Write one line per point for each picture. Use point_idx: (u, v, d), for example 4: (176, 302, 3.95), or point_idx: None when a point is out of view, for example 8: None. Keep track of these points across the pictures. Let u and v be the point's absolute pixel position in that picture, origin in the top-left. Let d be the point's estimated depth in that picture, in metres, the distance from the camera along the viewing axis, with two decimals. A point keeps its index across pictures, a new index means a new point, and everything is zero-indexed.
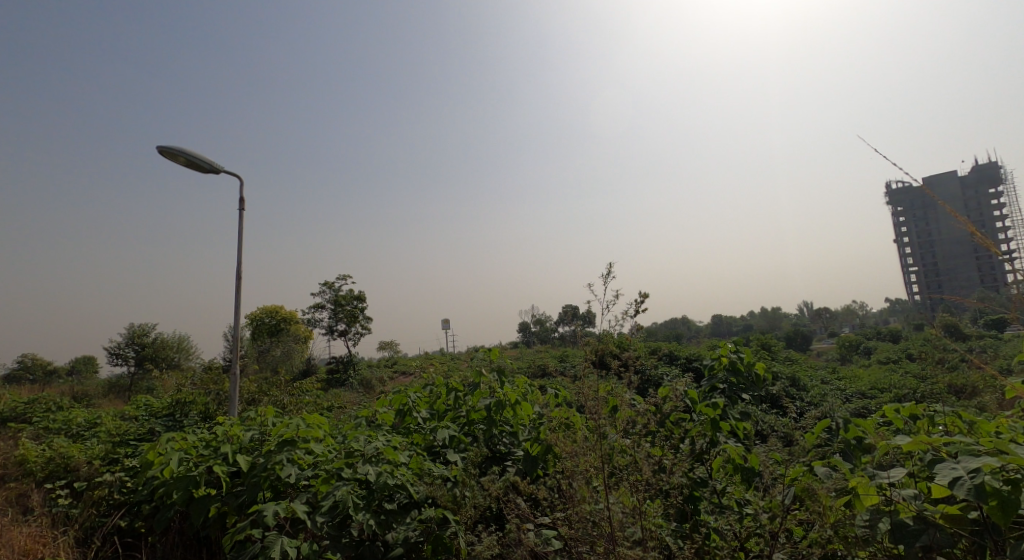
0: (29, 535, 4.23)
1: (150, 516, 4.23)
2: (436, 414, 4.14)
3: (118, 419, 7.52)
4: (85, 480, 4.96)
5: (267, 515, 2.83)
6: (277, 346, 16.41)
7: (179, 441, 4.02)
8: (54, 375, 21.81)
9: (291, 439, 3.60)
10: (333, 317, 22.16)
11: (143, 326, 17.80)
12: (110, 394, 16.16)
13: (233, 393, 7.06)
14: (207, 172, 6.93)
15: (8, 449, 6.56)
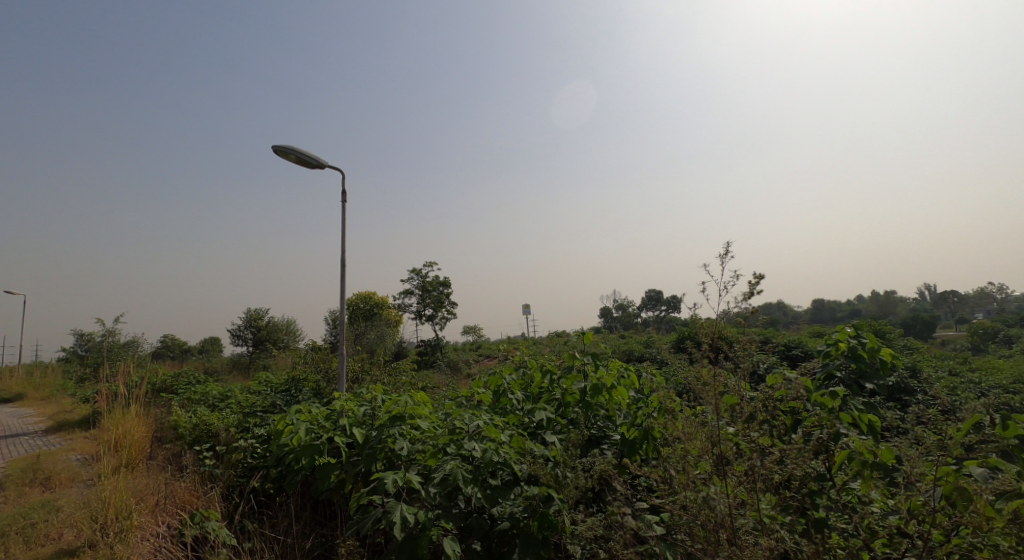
0: (187, 488, 4.86)
1: (280, 479, 4.70)
2: (531, 396, 4.21)
3: (245, 393, 8.41)
4: (224, 444, 5.61)
5: (387, 483, 3.05)
6: (372, 330, 17.45)
7: (304, 413, 4.41)
8: (187, 353, 24.84)
9: (400, 415, 3.85)
10: (422, 301, 23.12)
11: (259, 311, 19.64)
12: (234, 371, 18.11)
13: (341, 371, 7.63)
14: (313, 168, 7.45)
15: (162, 415, 7.60)
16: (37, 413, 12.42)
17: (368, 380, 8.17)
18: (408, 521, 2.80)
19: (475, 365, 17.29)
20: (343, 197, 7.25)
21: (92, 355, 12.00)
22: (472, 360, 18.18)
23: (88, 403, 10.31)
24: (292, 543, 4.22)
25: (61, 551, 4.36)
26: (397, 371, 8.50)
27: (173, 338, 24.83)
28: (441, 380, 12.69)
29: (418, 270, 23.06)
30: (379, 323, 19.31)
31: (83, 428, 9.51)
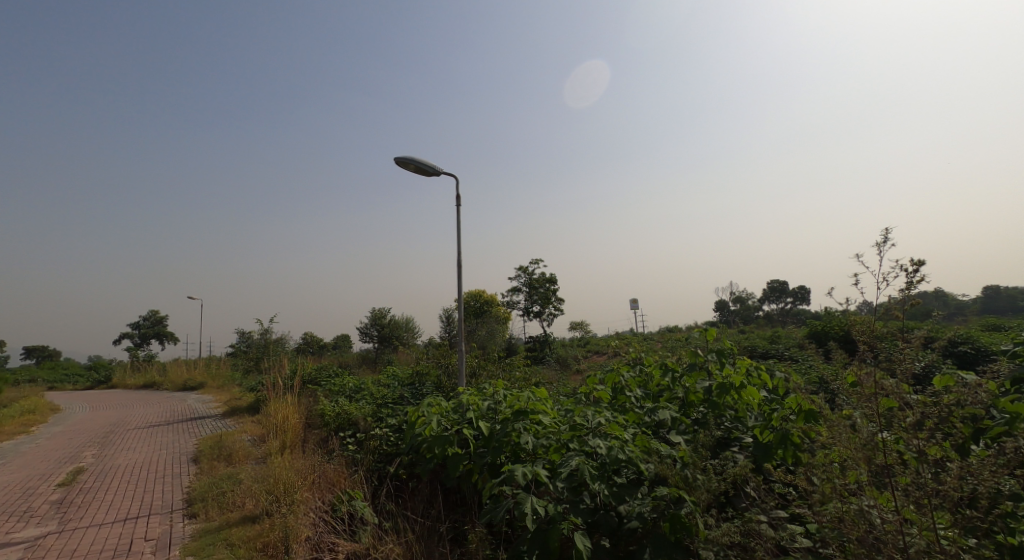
0: (335, 470, 5.42)
1: (413, 466, 5.04)
2: (650, 394, 4.08)
3: (376, 385, 9.12)
4: (363, 431, 6.14)
5: (517, 475, 3.18)
6: (483, 326, 18.05)
7: (434, 406, 4.70)
8: (323, 348, 27.47)
9: (523, 410, 3.97)
10: (530, 299, 23.47)
11: (382, 310, 21.09)
12: (363, 365, 19.70)
13: (460, 366, 7.98)
14: (431, 176, 7.88)
15: (309, 404, 8.50)
16: (213, 399, 14.52)
17: (485, 375, 8.46)
18: (538, 513, 2.89)
19: (585, 361, 17.29)
20: (459, 201, 7.57)
21: (252, 350, 13.74)
22: (582, 357, 18.13)
23: (251, 391, 11.85)
24: (429, 525, 4.51)
25: (244, 517, 5.08)
26: (512, 367, 8.73)
27: (313, 335, 27.50)
28: (553, 375, 12.83)
29: (527, 268, 23.44)
30: (489, 320, 19.90)
31: (248, 413, 10.94)
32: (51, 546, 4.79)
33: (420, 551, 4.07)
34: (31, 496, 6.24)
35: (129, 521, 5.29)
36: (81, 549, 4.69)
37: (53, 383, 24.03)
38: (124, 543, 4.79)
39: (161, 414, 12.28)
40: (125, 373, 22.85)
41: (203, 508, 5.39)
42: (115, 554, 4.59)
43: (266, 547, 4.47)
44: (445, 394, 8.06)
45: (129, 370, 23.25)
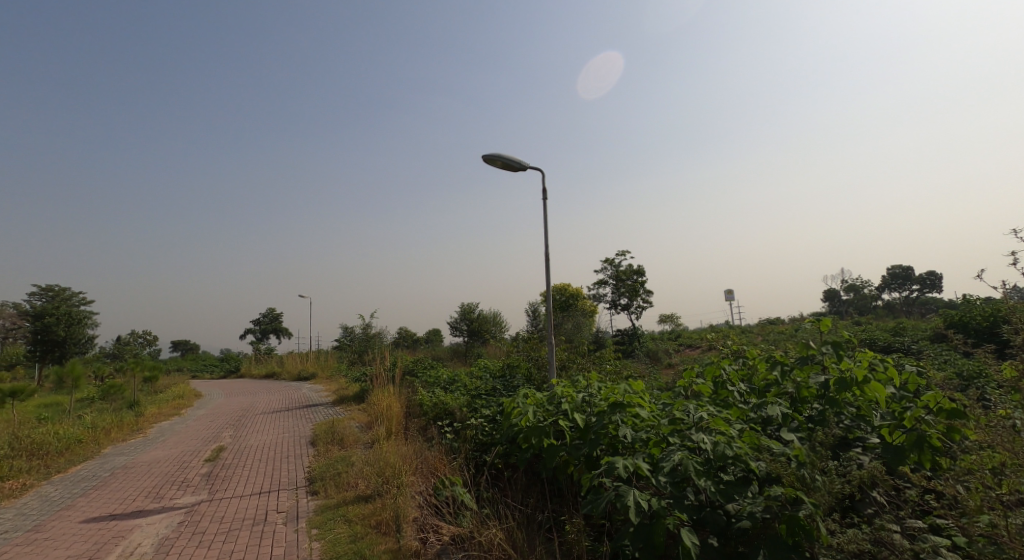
0: (435, 456, 5.66)
1: (509, 456, 5.13)
2: (756, 389, 3.83)
3: (469, 377, 9.37)
4: (460, 421, 6.35)
5: (618, 468, 3.15)
6: (570, 320, 18.00)
7: (530, 397, 4.74)
8: (417, 342, 28.73)
9: (620, 403, 3.90)
10: (617, 292, 23.06)
11: (472, 305, 21.66)
12: (455, 358, 20.39)
13: (550, 358, 8.01)
14: (518, 171, 7.95)
15: (408, 394, 8.94)
16: (323, 389, 15.69)
17: (575, 368, 8.42)
18: (642, 506, 2.85)
19: (677, 356, 16.73)
20: (546, 195, 7.57)
21: (355, 344, 14.67)
22: (674, 351, 17.54)
23: (356, 382, 12.66)
24: (527, 514, 4.58)
25: (358, 496, 5.44)
26: (602, 360, 8.61)
27: (408, 330, 28.82)
28: (644, 369, 12.54)
29: (613, 260, 23.05)
30: (576, 313, 19.77)
31: (354, 402, 11.71)
32: (203, 512, 5.42)
33: (520, 538, 4.15)
34: (184, 468, 7.10)
35: (263, 494, 5.86)
36: (227, 517, 5.27)
37: (193, 373, 27.19)
38: (260, 514, 5.31)
39: (281, 402, 13.45)
40: (250, 364, 25.34)
41: (322, 487, 5.84)
42: (254, 523, 5.11)
43: (378, 525, 4.76)
44: (536, 387, 8.12)
45: (252, 361, 25.76)
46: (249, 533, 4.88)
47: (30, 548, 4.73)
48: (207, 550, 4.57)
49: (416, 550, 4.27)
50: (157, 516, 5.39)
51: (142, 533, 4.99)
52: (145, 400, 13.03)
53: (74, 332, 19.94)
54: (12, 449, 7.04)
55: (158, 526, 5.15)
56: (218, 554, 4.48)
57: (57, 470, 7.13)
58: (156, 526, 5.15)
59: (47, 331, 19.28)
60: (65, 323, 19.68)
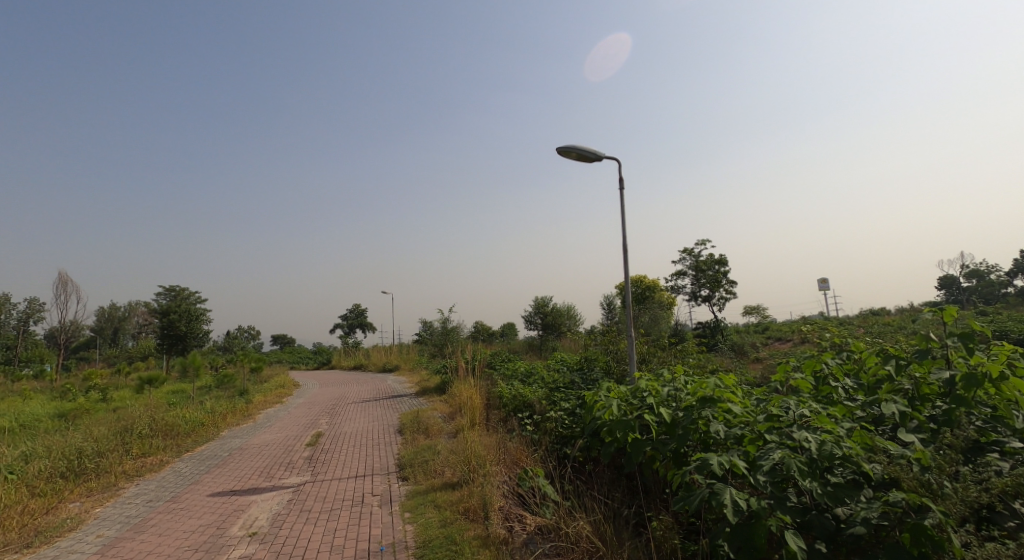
0: (517, 448, 5.73)
1: (590, 450, 5.08)
2: (864, 385, 3.52)
3: (547, 371, 9.38)
4: (540, 413, 6.37)
5: (711, 464, 3.02)
6: (647, 312, 17.54)
7: (612, 391, 4.65)
8: (493, 336, 29.19)
9: (711, 397, 3.73)
10: (697, 282, 22.17)
11: (546, 298, 21.71)
12: (531, 351, 20.50)
13: (629, 352, 7.81)
14: (593, 162, 7.81)
15: (487, 386, 9.08)
16: (406, 380, 16.35)
17: (656, 362, 8.17)
18: (740, 505, 2.71)
19: (764, 350, 15.84)
20: (623, 185, 7.37)
21: (436, 337, 15.14)
22: (761, 345, 16.63)
23: (438, 373, 13.05)
24: (614, 508, 4.51)
25: (446, 484, 5.62)
26: (684, 354, 8.30)
27: (483, 324, 29.35)
28: (728, 363, 11.95)
29: (693, 249, 22.17)
30: (655, 306, 19.21)
31: (436, 393, 12.10)
32: (308, 492, 5.82)
33: (609, 532, 4.09)
34: (289, 451, 7.66)
35: (360, 478, 6.21)
36: (329, 497, 5.63)
37: (291, 364, 29.31)
38: (358, 496, 5.63)
39: (369, 392, 14.17)
40: (340, 357, 26.89)
41: (412, 473, 6.08)
42: (353, 503, 5.42)
43: (467, 511, 4.88)
44: (615, 380, 7.96)
45: (342, 353, 27.33)
46: (349, 512, 5.19)
47: (169, 516, 5.30)
48: (314, 526, 4.91)
49: (504, 538, 4.33)
50: (270, 494, 5.85)
51: (259, 508, 5.45)
52: (253, 389, 14.22)
53: (192, 327, 22.02)
54: (148, 430, 7.92)
55: (271, 502, 5.60)
56: (323, 531, 4.80)
57: (184, 449, 7.94)
58: (269, 502, 5.60)
59: (171, 326, 21.54)
60: (186, 319, 21.78)
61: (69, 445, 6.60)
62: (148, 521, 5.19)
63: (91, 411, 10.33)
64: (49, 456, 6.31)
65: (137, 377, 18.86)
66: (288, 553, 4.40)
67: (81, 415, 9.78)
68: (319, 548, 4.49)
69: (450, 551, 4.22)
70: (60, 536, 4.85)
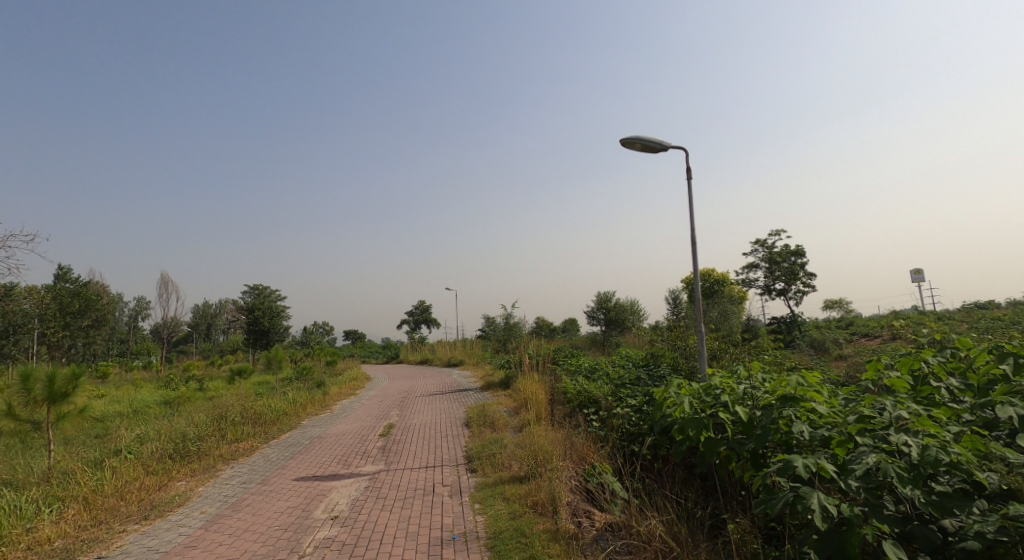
0: (583, 444, 5.68)
1: (659, 448, 4.95)
2: (972, 386, 3.19)
3: (612, 367, 9.21)
4: (606, 409, 6.26)
5: (796, 467, 2.86)
6: (716, 308, 16.86)
7: (683, 387, 4.48)
8: (556, 331, 29.10)
9: (793, 396, 3.53)
10: (771, 276, 21.07)
11: (608, 293, 21.40)
12: (594, 347, 20.26)
13: (699, 349, 7.45)
14: (659, 153, 7.57)
15: (551, 381, 9.05)
16: (471, 375, 16.61)
17: (728, 359, 7.83)
18: (830, 512, 2.56)
19: (847, 347, 14.83)
20: (692, 175, 7.09)
21: (500, 333, 15.28)
22: (844, 341, 15.58)
23: (502, 368, 13.17)
24: (688, 509, 4.37)
25: (513, 477, 5.66)
26: (760, 351, 7.90)
27: (545, 320, 29.31)
28: (807, 360, 11.25)
29: (766, 241, 21.08)
30: (724, 300, 18.46)
31: (500, 388, 12.20)
32: (383, 480, 6.06)
33: (683, 532, 3.98)
34: (363, 441, 7.99)
35: (430, 468, 6.38)
36: (403, 485, 5.82)
37: (362, 358, 30.56)
38: (429, 485, 5.79)
39: (435, 386, 14.52)
40: (407, 351, 27.74)
41: (480, 465, 6.17)
42: (425, 493, 5.58)
43: (535, 505, 4.90)
44: (684, 377, 7.70)
45: (409, 348, 28.19)
46: (421, 501, 5.35)
47: (261, 496, 5.69)
48: (390, 513, 5.09)
49: (574, 534, 4.30)
50: (348, 480, 6.13)
51: (339, 493, 5.72)
52: (329, 381, 14.94)
53: (275, 323, 23.41)
54: (239, 417, 8.52)
55: (350, 488, 5.87)
56: (398, 517, 4.98)
57: (271, 436, 8.47)
58: (348, 488, 5.87)
59: (256, 322, 23.01)
60: (269, 316, 23.18)
61: (174, 430, 7.21)
62: (243, 501, 5.59)
63: (191, 399, 11.26)
64: (159, 439, 6.94)
65: (228, 368, 20.34)
66: (367, 536, 4.60)
67: (182, 403, 10.66)
68: (396, 533, 4.66)
69: (521, 543, 4.26)
70: (171, 510, 5.31)
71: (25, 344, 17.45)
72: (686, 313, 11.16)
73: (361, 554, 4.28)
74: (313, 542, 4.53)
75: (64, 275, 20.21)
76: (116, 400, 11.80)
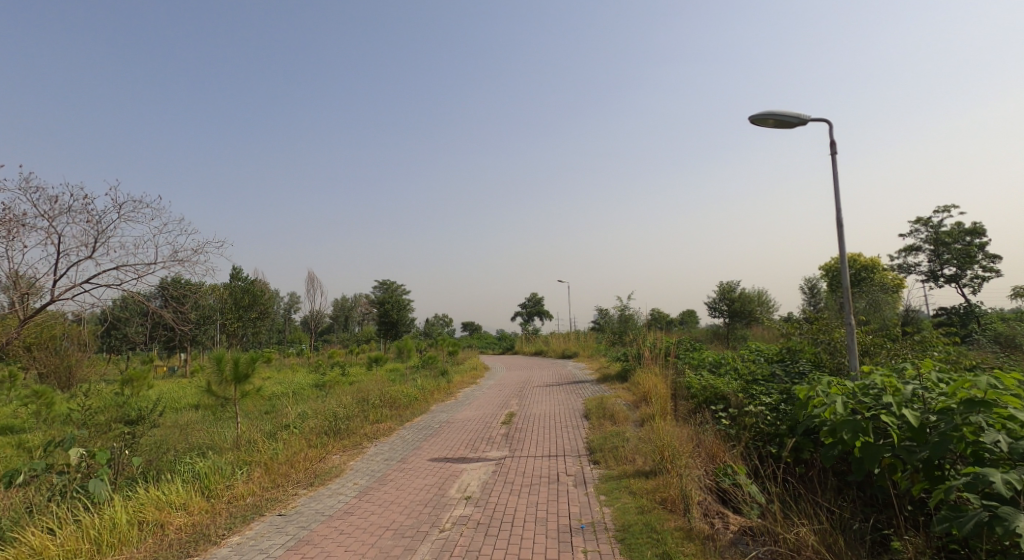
0: (713, 442, 5.40)
1: (801, 451, 4.54)
2: None
3: (741, 361, 8.60)
4: (736, 406, 5.85)
5: (995, 483, 2.45)
6: (864, 298, 15.01)
7: (833, 385, 4.02)
8: (674, 324, 27.90)
9: (982, 400, 3.03)
10: (937, 259, 18.26)
11: (732, 283, 20.07)
12: (716, 340, 19.11)
13: (847, 343, 6.63)
14: (795, 127, 6.86)
15: (672, 374, 8.69)
16: (588, 367, 16.51)
17: (884, 355, 6.91)
18: None
19: None
20: (836, 148, 6.34)
21: (616, 325, 14.99)
22: None
23: (620, 361, 12.91)
24: (841, 519, 3.96)
25: (639, 471, 5.54)
26: (925, 346, 6.88)
27: (662, 312, 28.24)
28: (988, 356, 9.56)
29: (930, 219, 18.31)
30: (875, 289, 16.35)
31: (618, 381, 11.99)
32: (509, 465, 6.24)
33: (839, 546, 3.61)
34: (487, 428, 8.30)
35: (553, 457, 6.45)
36: (528, 472, 5.96)
37: (481, 348, 31.79)
38: (554, 474, 5.86)
39: (553, 377, 14.65)
40: (523, 342, 28.33)
41: (603, 457, 6.11)
42: (550, 481, 5.65)
43: (665, 502, 4.75)
44: (829, 374, 6.94)
45: (525, 338, 28.75)
46: (547, 488, 5.43)
47: (401, 473, 6.15)
48: (518, 497, 5.24)
49: (710, 534, 4.10)
50: (477, 464, 6.41)
51: (469, 476, 6.00)
52: (453, 370, 15.75)
53: (403, 316, 25.18)
54: (379, 401, 9.28)
55: (479, 471, 6.13)
56: (527, 502, 5.10)
57: (406, 419, 9.11)
58: (477, 471, 6.14)
59: (386, 315, 24.92)
60: (398, 309, 24.97)
61: (327, 410, 8.05)
62: (387, 476, 6.07)
63: (336, 383, 12.50)
64: (315, 418, 7.80)
65: (365, 357, 22.29)
66: (499, 517, 4.78)
67: (331, 386, 11.87)
68: (525, 518, 4.78)
69: (652, 539, 4.15)
70: (329, 479, 5.95)
71: (209, 332, 20.58)
72: (827, 304, 10.05)
73: (495, 533, 4.46)
74: (450, 518, 4.81)
75: (237, 274, 23.42)
76: (278, 382, 13.45)
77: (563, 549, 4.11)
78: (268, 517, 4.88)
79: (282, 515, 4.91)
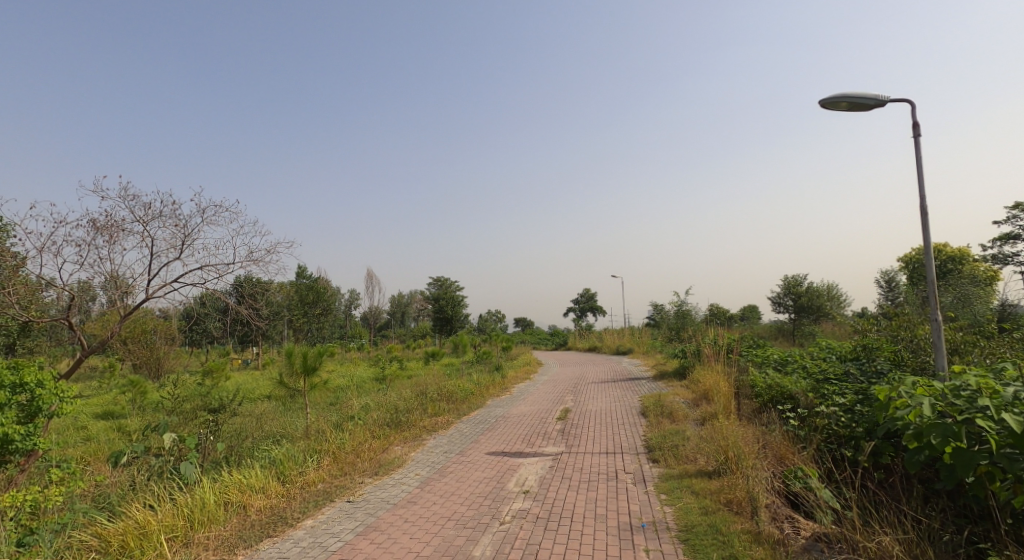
0: (781, 444, 5.16)
1: (881, 455, 4.26)
2: None
3: (810, 359, 8.16)
4: (806, 406, 5.56)
5: None
6: (950, 292, 13.88)
7: (919, 384, 3.73)
8: (735, 320, 26.87)
9: None
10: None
11: (799, 277, 19.09)
12: (781, 337, 18.26)
13: (933, 341, 6.15)
14: (871, 109, 6.42)
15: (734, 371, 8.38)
16: (645, 363, 16.19)
17: (975, 354, 6.36)
18: None
19: None
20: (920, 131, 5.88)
21: (674, 320, 14.60)
22: None
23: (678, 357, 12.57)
24: (928, 528, 3.68)
25: (701, 471, 5.39)
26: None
27: (722, 307, 27.26)
28: None
29: None
30: (963, 282, 15.07)
31: (677, 378, 11.69)
32: (567, 461, 6.23)
33: None
34: (543, 423, 8.31)
35: (611, 454, 6.38)
36: (586, 468, 5.92)
37: (535, 344, 31.85)
38: (612, 471, 5.79)
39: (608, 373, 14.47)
40: (578, 338, 28.14)
41: (662, 456, 5.98)
42: (609, 478, 5.59)
43: (730, 503, 4.59)
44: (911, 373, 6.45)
45: (580, 334, 28.54)
46: (606, 485, 5.38)
47: (460, 466, 6.27)
48: (576, 493, 5.22)
49: (779, 538, 3.93)
50: (534, 459, 6.43)
51: (527, 470, 6.03)
52: (508, 365, 15.86)
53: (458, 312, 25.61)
54: (437, 394, 9.49)
55: (536, 466, 6.15)
56: (585, 498, 5.08)
57: (464, 412, 9.27)
58: (535, 465, 6.16)
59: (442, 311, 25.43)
60: (453, 306, 25.40)
61: (389, 403, 8.31)
62: (447, 468, 6.20)
63: (396, 376, 12.88)
64: (377, 410, 8.08)
65: (423, 351, 22.82)
66: (559, 512, 4.78)
67: (392, 379, 12.25)
68: (584, 513, 4.75)
69: (718, 540, 4.02)
70: (393, 469, 6.15)
71: (277, 327, 21.70)
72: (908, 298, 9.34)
73: (554, 527, 4.47)
74: (510, 511, 4.86)
75: (302, 272, 24.52)
76: (342, 375, 14.00)
77: (624, 547, 4.05)
78: (338, 502, 5.10)
79: (351, 502, 5.12)
